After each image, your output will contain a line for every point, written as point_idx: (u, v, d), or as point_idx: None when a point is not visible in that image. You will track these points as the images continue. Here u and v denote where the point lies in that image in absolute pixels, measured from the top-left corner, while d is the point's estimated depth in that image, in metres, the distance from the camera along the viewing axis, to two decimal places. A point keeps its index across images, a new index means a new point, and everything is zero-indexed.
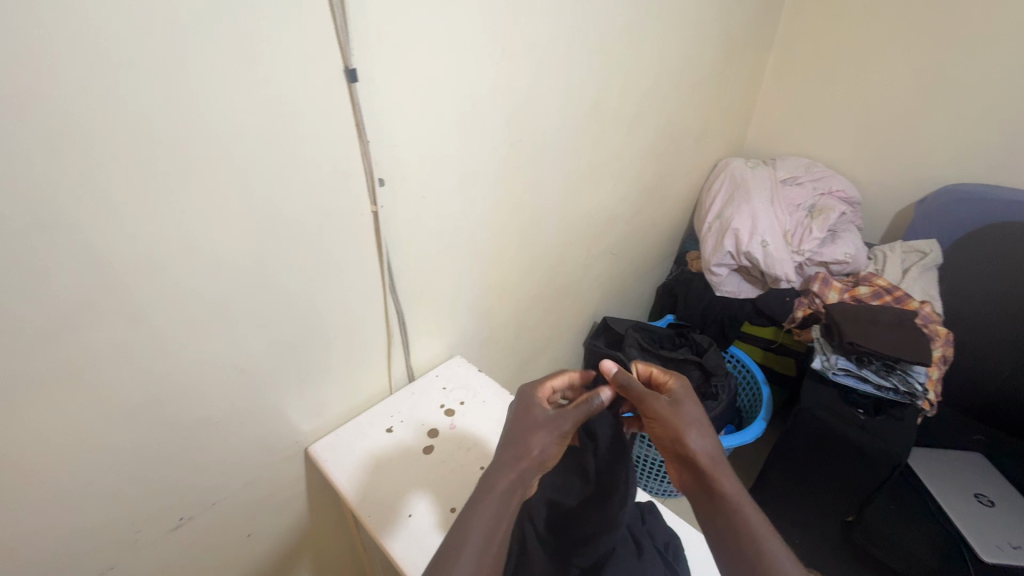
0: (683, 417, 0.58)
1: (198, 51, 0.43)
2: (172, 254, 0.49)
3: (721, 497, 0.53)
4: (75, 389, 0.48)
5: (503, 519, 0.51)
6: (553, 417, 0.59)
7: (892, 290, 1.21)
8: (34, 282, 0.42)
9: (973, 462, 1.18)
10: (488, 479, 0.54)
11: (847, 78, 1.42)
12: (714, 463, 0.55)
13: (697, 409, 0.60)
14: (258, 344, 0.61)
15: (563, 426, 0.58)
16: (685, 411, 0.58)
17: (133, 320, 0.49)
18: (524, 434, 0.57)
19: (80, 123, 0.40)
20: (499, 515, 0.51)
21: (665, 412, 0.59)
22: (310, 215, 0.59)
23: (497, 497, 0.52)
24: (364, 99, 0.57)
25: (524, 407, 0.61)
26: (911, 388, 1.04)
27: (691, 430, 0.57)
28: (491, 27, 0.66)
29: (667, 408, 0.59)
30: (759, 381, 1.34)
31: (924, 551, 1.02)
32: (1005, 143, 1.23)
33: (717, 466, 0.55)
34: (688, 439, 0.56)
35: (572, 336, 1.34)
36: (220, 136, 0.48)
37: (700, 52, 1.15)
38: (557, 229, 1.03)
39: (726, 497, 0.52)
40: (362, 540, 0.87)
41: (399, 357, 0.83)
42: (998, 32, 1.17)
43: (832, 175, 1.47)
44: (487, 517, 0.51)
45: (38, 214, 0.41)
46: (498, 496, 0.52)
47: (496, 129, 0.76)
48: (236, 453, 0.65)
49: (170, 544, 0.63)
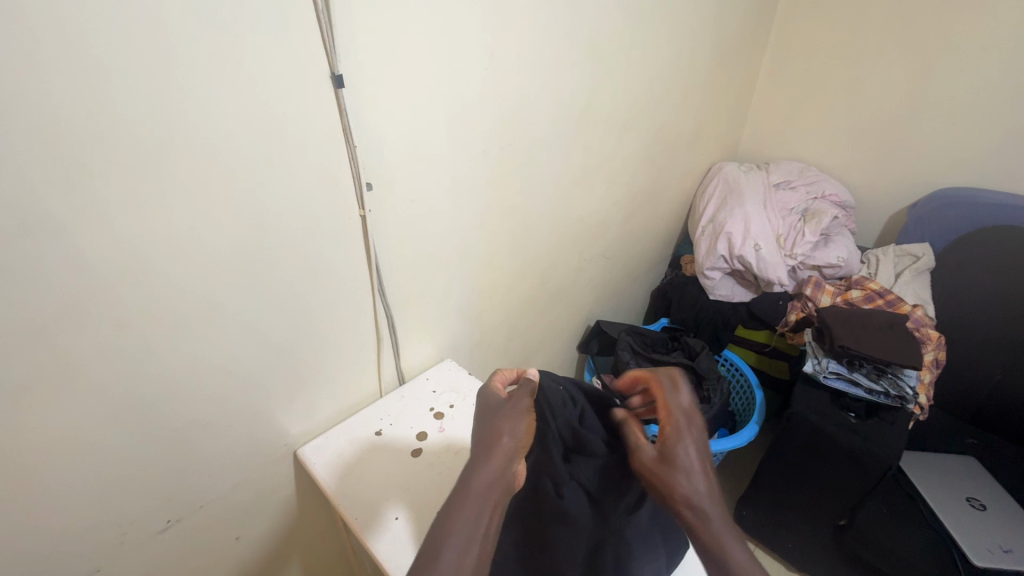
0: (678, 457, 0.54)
1: (187, 57, 0.44)
2: (160, 259, 0.50)
3: (708, 545, 0.49)
4: (61, 393, 0.48)
5: (486, 513, 0.49)
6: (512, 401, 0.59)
7: (883, 294, 1.22)
8: (24, 284, 0.43)
9: (968, 467, 1.18)
10: (462, 481, 0.51)
11: (839, 83, 1.44)
12: (705, 511, 0.50)
13: (695, 449, 0.54)
14: (246, 347, 0.62)
15: (524, 408, 0.59)
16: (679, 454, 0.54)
17: (122, 325, 0.50)
18: (488, 430, 0.56)
19: (68, 128, 0.41)
20: (477, 520, 0.48)
21: (656, 455, 0.55)
22: (300, 219, 0.60)
23: (472, 498, 0.49)
24: (351, 104, 0.58)
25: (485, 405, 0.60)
26: (901, 392, 1.04)
27: (682, 476, 0.52)
28: (479, 32, 0.67)
29: (652, 459, 0.55)
30: (753, 385, 1.34)
31: (914, 552, 1.03)
32: (998, 146, 1.24)
33: (707, 517, 0.50)
34: (686, 478, 0.52)
35: (566, 339, 1.35)
36: (208, 142, 0.48)
37: (692, 59, 1.16)
38: (550, 232, 1.03)
39: (718, 551, 0.48)
40: (351, 543, 0.87)
41: (389, 361, 0.83)
42: (986, 40, 1.18)
43: (825, 179, 1.48)
44: (468, 515, 0.48)
45: (26, 219, 0.41)
46: (475, 496, 0.49)
47: (487, 133, 0.77)
48: (225, 456, 0.66)
49: (158, 546, 0.64)
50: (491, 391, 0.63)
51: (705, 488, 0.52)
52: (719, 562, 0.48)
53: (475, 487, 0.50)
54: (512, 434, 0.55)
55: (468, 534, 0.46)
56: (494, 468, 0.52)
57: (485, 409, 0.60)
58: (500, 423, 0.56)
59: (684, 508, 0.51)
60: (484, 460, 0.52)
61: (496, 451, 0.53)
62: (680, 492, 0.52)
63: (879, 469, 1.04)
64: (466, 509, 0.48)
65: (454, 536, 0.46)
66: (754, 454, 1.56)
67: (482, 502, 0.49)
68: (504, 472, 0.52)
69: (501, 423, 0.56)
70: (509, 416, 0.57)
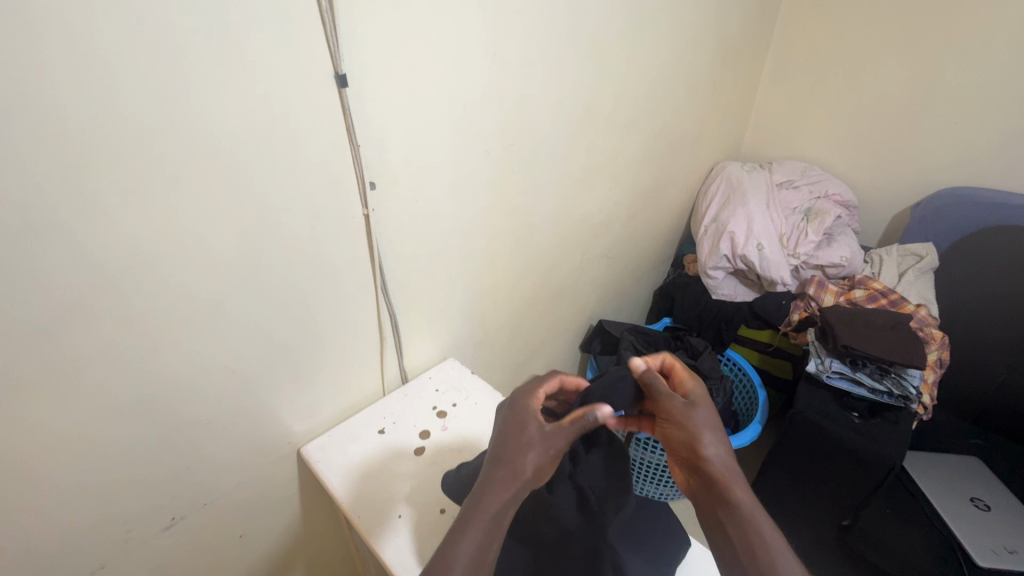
0: (696, 419, 0.57)
1: (190, 57, 0.45)
2: (165, 257, 0.50)
3: (733, 504, 0.51)
4: (64, 390, 0.49)
5: (492, 541, 0.49)
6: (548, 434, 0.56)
7: (887, 293, 1.22)
8: (30, 282, 0.43)
9: (973, 467, 1.18)
10: (477, 500, 0.51)
11: (842, 82, 1.43)
12: (730, 472, 0.53)
13: (713, 413, 0.58)
14: (250, 345, 0.62)
15: (558, 446, 0.56)
16: (698, 413, 0.57)
17: (127, 323, 0.50)
18: (513, 452, 0.54)
19: (72, 127, 0.41)
20: (486, 544, 0.49)
21: (686, 406, 0.58)
22: (304, 218, 0.60)
23: (486, 520, 0.50)
24: (354, 103, 0.58)
25: (517, 422, 0.57)
26: (905, 391, 1.04)
27: (705, 433, 0.55)
28: (482, 32, 0.67)
29: (683, 411, 0.57)
30: (755, 385, 1.32)
31: (919, 554, 1.01)
32: (1003, 146, 1.23)
33: (732, 476, 0.53)
34: (706, 442, 0.54)
35: (568, 339, 1.35)
36: (211, 141, 0.49)
37: (695, 58, 1.16)
38: (552, 232, 1.03)
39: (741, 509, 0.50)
40: (354, 541, 0.87)
41: (392, 360, 0.83)
42: (991, 38, 1.17)
43: (828, 179, 1.47)
44: (477, 539, 0.48)
45: (32, 217, 0.41)
46: (489, 518, 0.50)
47: (489, 132, 0.77)
48: (228, 454, 0.66)
49: (162, 543, 0.64)
50: (524, 404, 0.59)
51: (728, 452, 0.55)
52: (747, 519, 0.50)
53: (488, 513, 0.50)
54: (534, 465, 0.54)
55: (473, 557, 0.47)
56: (509, 496, 0.52)
57: (515, 423, 0.57)
58: (527, 448, 0.55)
59: (712, 465, 0.53)
60: (505, 487, 0.52)
61: (518, 479, 0.53)
62: (708, 449, 0.54)
63: (883, 469, 1.04)
64: (475, 533, 0.49)
65: (460, 559, 0.47)
66: (757, 454, 1.55)
67: (491, 529, 0.50)
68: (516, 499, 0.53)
69: (530, 449, 0.55)
70: (536, 445, 0.55)
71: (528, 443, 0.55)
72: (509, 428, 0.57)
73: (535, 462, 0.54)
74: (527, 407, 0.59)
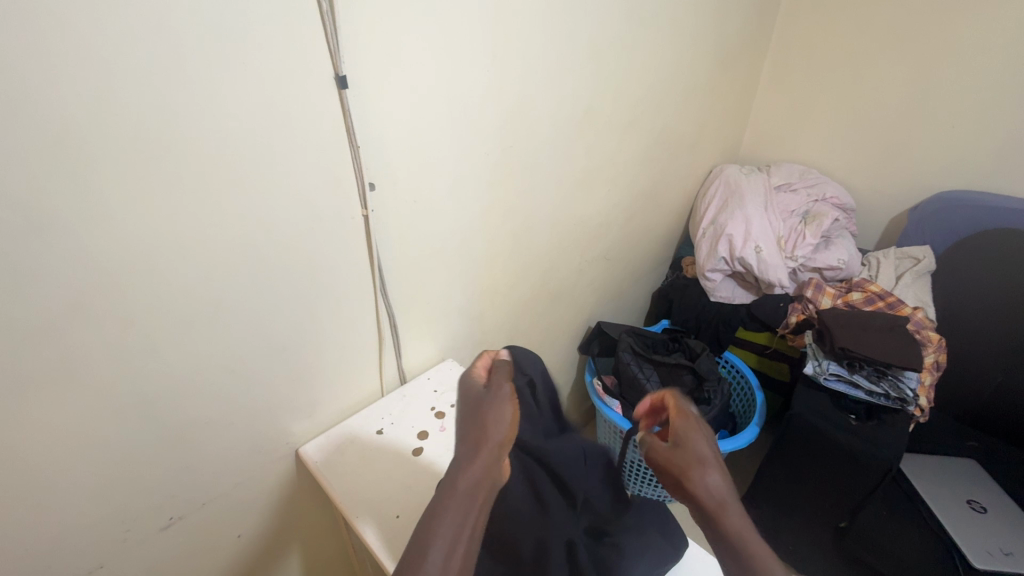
0: (683, 458, 0.53)
1: (193, 59, 0.45)
2: (165, 256, 0.50)
3: (726, 534, 0.48)
4: (64, 389, 0.49)
5: (470, 515, 0.47)
6: (495, 389, 0.56)
7: (884, 296, 1.22)
8: (31, 281, 0.43)
9: (970, 469, 1.18)
10: (446, 483, 0.49)
11: (840, 86, 1.44)
12: (724, 502, 0.50)
13: (706, 447, 0.54)
14: (250, 345, 0.62)
15: (509, 398, 0.55)
16: (693, 448, 0.54)
17: (128, 322, 0.50)
18: (471, 423, 0.53)
19: (77, 127, 0.41)
20: (462, 518, 0.46)
21: (670, 450, 0.54)
22: (304, 218, 0.60)
23: (458, 501, 0.47)
24: (355, 105, 0.58)
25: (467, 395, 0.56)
26: (901, 394, 1.05)
27: (696, 469, 0.52)
28: (482, 34, 0.68)
29: (666, 452, 0.54)
30: (753, 387, 1.34)
31: (912, 553, 1.03)
32: (1000, 149, 1.24)
33: (726, 505, 0.49)
34: (693, 478, 0.51)
35: (567, 341, 1.35)
36: (213, 143, 0.49)
37: (694, 61, 1.17)
38: (551, 233, 1.04)
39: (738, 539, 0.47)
40: (351, 542, 0.87)
41: (390, 361, 0.84)
42: (988, 43, 1.18)
43: (826, 182, 1.48)
44: (450, 516, 0.46)
45: (35, 216, 0.42)
46: (461, 496, 0.47)
47: (489, 134, 0.77)
48: (227, 454, 0.66)
49: (160, 543, 0.64)
50: (471, 378, 0.59)
51: (723, 481, 0.51)
52: (743, 543, 0.47)
53: (457, 488, 0.48)
54: (497, 426, 0.52)
55: (449, 536, 0.44)
56: (477, 467, 0.49)
57: (466, 399, 0.56)
58: (483, 413, 0.53)
59: (702, 499, 0.50)
60: (470, 458, 0.50)
61: (484, 446, 0.51)
62: (696, 483, 0.51)
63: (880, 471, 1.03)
64: (446, 513, 0.46)
65: (435, 541, 0.44)
66: (756, 457, 1.56)
67: (466, 501, 0.47)
68: (489, 465, 0.50)
69: (488, 413, 0.53)
70: (493, 406, 0.54)
71: (483, 406, 0.54)
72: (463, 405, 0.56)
73: (501, 424, 0.52)
74: (471, 382, 0.58)
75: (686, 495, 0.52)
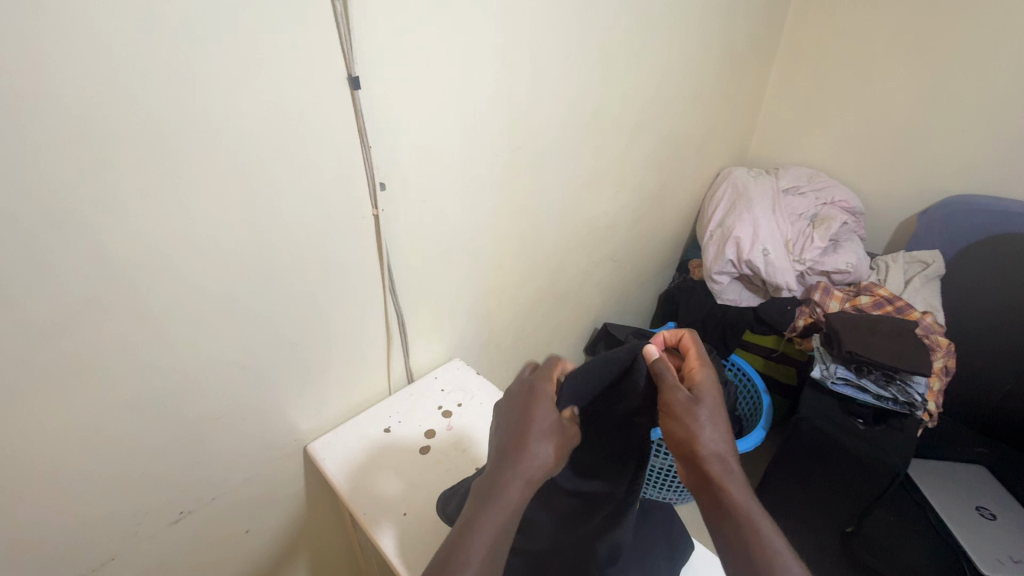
0: (697, 414, 0.53)
1: (208, 59, 0.46)
2: (179, 253, 0.51)
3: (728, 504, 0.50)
4: (77, 383, 0.49)
5: (504, 536, 0.49)
6: (551, 414, 0.55)
7: (893, 300, 1.21)
8: (48, 276, 0.44)
9: (979, 476, 1.17)
10: (487, 499, 0.50)
11: (849, 89, 1.43)
12: (728, 470, 0.52)
13: (717, 408, 0.55)
14: (261, 342, 0.63)
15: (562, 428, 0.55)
16: (706, 405, 0.54)
17: (142, 319, 0.51)
18: (521, 442, 0.52)
19: (94, 127, 0.42)
20: (498, 539, 0.48)
21: (688, 400, 0.54)
22: (315, 217, 0.61)
23: (497, 518, 0.49)
24: (367, 105, 0.59)
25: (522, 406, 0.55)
26: (909, 399, 1.04)
27: (704, 429, 0.53)
28: (492, 36, 0.68)
29: (685, 401, 0.54)
30: (760, 389, 1.29)
31: (920, 557, 1.02)
32: (1011, 154, 1.23)
33: (727, 477, 0.52)
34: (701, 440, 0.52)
35: (573, 342, 1.35)
36: (226, 143, 0.50)
37: (702, 63, 1.16)
38: (558, 235, 1.04)
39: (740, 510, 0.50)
40: (358, 539, 0.87)
41: (398, 360, 0.84)
42: (999, 47, 1.17)
43: (835, 186, 1.47)
44: (487, 538, 0.48)
45: (53, 213, 0.43)
46: (501, 514, 0.49)
47: (498, 135, 0.78)
48: (237, 450, 0.67)
49: (170, 537, 0.65)
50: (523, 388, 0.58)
51: (726, 450, 0.53)
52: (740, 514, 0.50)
53: (497, 510, 0.49)
54: (543, 454, 0.52)
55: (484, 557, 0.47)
56: (518, 492, 0.50)
57: (518, 412, 0.55)
58: (534, 438, 0.53)
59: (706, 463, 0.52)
60: (514, 481, 0.50)
61: (528, 472, 0.51)
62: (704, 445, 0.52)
63: (887, 476, 1.04)
64: (485, 531, 0.48)
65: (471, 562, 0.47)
66: (762, 460, 1.55)
67: (504, 524, 0.49)
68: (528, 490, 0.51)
69: (538, 438, 0.53)
70: (544, 432, 0.53)
71: (536, 430, 0.53)
72: (515, 417, 0.55)
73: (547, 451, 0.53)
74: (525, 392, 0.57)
75: (691, 455, 0.53)
